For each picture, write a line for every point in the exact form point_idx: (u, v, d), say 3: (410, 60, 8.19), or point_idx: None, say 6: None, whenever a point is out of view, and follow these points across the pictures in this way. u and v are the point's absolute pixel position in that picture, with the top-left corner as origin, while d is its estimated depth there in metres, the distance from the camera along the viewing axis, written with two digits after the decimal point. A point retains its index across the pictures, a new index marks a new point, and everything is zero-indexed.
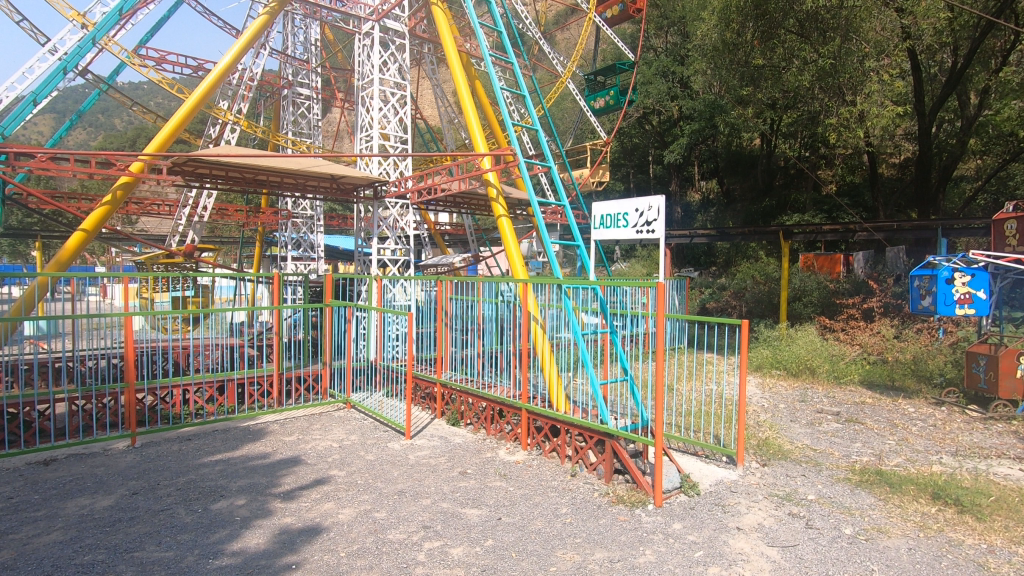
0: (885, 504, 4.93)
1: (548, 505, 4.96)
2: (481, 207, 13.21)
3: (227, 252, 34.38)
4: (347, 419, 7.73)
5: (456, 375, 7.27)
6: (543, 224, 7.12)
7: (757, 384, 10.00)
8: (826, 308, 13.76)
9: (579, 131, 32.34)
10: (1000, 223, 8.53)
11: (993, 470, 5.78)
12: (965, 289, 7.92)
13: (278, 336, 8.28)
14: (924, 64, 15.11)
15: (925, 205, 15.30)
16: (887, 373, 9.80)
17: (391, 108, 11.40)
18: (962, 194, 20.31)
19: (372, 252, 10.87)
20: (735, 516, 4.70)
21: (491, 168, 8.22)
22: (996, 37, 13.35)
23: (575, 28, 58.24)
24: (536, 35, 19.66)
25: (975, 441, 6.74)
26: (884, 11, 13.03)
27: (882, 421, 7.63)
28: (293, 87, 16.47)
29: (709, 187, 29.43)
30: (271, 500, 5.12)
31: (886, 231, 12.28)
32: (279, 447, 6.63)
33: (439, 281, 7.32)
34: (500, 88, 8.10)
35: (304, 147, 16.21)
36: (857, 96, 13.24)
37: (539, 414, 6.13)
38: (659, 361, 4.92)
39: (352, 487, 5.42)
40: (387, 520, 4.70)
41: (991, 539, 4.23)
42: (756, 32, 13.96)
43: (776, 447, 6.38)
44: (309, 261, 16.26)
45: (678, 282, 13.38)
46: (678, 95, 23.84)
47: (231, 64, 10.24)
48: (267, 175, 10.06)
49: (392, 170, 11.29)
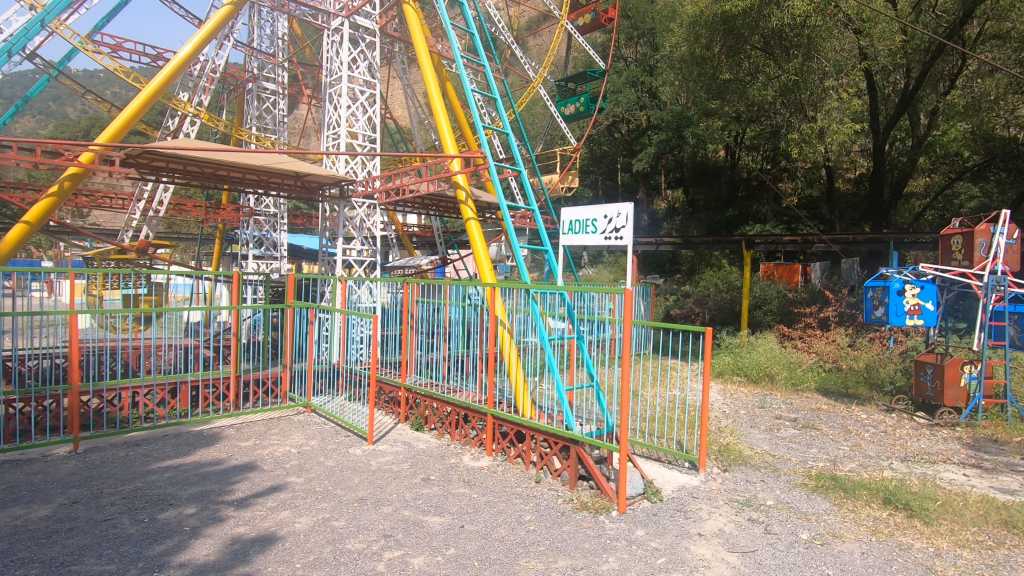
0: (839, 509, 5.06)
1: (513, 513, 4.90)
2: (450, 209, 13.14)
3: (183, 249, 33.40)
4: (307, 424, 7.51)
5: (421, 379, 7.12)
6: (512, 228, 6.86)
7: (719, 391, 10.17)
8: (785, 317, 14.14)
9: (549, 137, 32.56)
10: (947, 239, 8.79)
11: (940, 475, 6.01)
12: (914, 301, 8.18)
13: (237, 337, 7.91)
14: (879, 85, 15.90)
15: (878, 220, 15.78)
16: (842, 382, 10.11)
17: (360, 106, 11.22)
18: (912, 210, 21.30)
19: (336, 252, 10.65)
20: (697, 522, 4.75)
21: (460, 171, 8.05)
22: (943, 63, 14.01)
23: (546, 35, 59.44)
24: (509, 39, 19.25)
25: (923, 447, 7.00)
26: (844, 32, 13.55)
27: (837, 428, 7.86)
28: (258, 82, 16.04)
29: (675, 196, 30.05)
30: (223, 508, 4.91)
31: (842, 244, 12.79)
32: (233, 452, 6.38)
33: (406, 283, 7.15)
34: (469, 90, 7.83)
35: (268, 143, 15.81)
36: (818, 112, 13.60)
37: (503, 419, 6.07)
38: (625, 367, 4.89)
39: (310, 495, 5.24)
40: (346, 529, 4.56)
41: (938, 543, 4.38)
42: (724, 47, 14.22)
43: (736, 453, 6.50)
44: (271, 261, 15.98)
45: (642, 289, 13.42)
46: (646, 104, 24.35)
47: (192, 55, 9.84)
48: (228, 171, 9.71)
49: (359, 169, 11.13)
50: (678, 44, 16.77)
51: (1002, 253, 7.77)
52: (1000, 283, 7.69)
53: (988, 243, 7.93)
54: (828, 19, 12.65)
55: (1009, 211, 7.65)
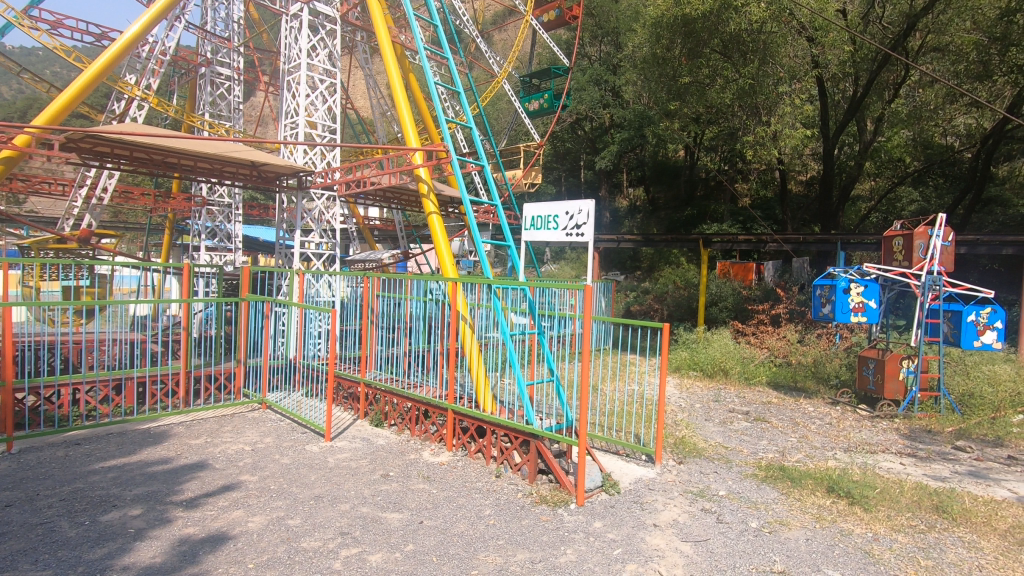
0: (787, 498, 5.26)
1: (472, 508, 4.90)
2: (412, 203, 13.02)
3: (130, 239, 31.95)
4: (261, 420, 7.31)
5: (381, 374, 7.01)
6: (474, 223, 6.77)
7: (676, 385, 10.45)
8: (739, 314, 14.62)
9: (513, 132, 32.57)
10: (889, 240, 9.16)
11: (880, 464, 6.34)
12: (859, 299, 8.57)
13: (187, 331, 7.59)
14: (830, 91, 16.51)
15: (827, 221, 16.44)
16: (791, 376, 10.54)
17: (319, 95, 10.92)
18: (858, 212, 22.29)
19: (294, 245, 10.37)
20: (652, 513, 4.86)
21: (422, 164, 7.95)
22: (890, 71, 14.70)
23: (511, 29, 59.50)
24: (474, 33, 19.09)
25: (864, 438, 7.38)
26: (798, 39, 14.04)
27: (786, 420, 8.19)
28: (212, 66, 15.46)
29: (636, 194, 30.57)
30: (171, 509, 4.73)
31: (793, 244, 13.28)
32: (182, 451, 6.15)
33: (366, 277, 7.00)
34: (432, 82, 7.70)
35: (222, 131, 15.22)
36: (772, 117, 14.23)
37: (464, 414, 6.05)
38: (585, 361, 4.95)
39: (264, 493, 5.10)
40: (301, 528, 4.46)
41: (876, 528, 4.63)
42: (684, 49, 14.43)
43: (691, 445, 6.68)
44: (225, 253, 15.49)
45: (604, 285, 13.60)
46: (609, 103, 24.66)
47: (140, 35, 9.37)
48: (178, 158, 9.31)
49: (319, 160, 10.89)
50: (642, 43, 16.85)
51: (938, 254, 8.22)
52: (936, 283, 8.21)
53: (925, 244, 8.37)
54: (783, 26, 13.06)
55: (946, 215, 8.04)
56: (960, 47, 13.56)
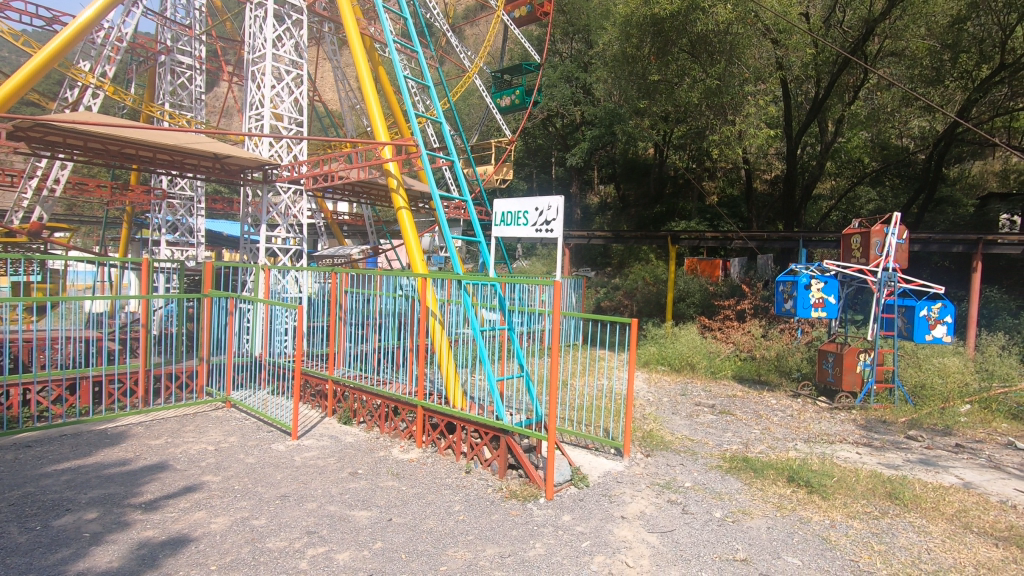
0: (750, 488, 5.42)
1: (442, 504, 4.90)
2: (381, 198, 12.86)
3: (85, 233, 30.71)
4: (225, 419, 7.14)
5: (350, 371, 6.92)
6: (444, 218, 6.70)
7: (645, 379, 10.63)
8: (706, 309, 14.94)
9: (484, 128, 32.49)
10: (847, 237, 9.45)
11: (837, 454, 6.58)
12: (819, 295, 8.85)
13: (146, 328, 7.32)
14: (794, 92, 16.95)
15: (790, 219, 16.91)
16: (755, 369, 10.83)
17: (285, 87, 10.70)
18: (820, 210, 22.99)
19: (260, 240, 10.15)
20: (620, 505, 4.94)
21: (391, 159, 7.86)
22: (849, 74, 15.35)
23: (482, 24, 59.38)
24: (445, 27, 18.94)
25: (824, 429, 7.65)
26: (762, 41, 14.39)
27: (750, 413, 8.42)
28: (172, 54, 14.96)
29: (606, 191, 30.87)
30: (129, 512, 4.58)
31: (757, 241, 13.60)
32: (142, 451, 5.96)
33: (334, 273, 6.89)
34: (402, 76, 7.58)
35: (183, 122, 14.75)
36: (738, 116, 14.37)
37: (434, 411, 6.03)
38: (554, 357, 4.98)
39: (228, 493, 4.99)
40: (266, 528, 4.38)
41: (833, 515, 4.80)
42: (653, 48, 14.56)
43: (659, 439, 6.80)
44: (186, 247, 15.06)
45: (574, 281, 13.71)
46: (580, 100, 24.86)
47: (93, 21, 8.98)
48: (135, 149, 8.97)
49: (285, 153, 10.65)
50: (611, 41, 16.99)
51: (894, 252, 8.54)
52: (891, 279, 8.55)
53: (882, 242, 8.65)
54: (748, 27, 13.23)
55: (900, 214, 8.30)
56: (915, 53, 14.02)
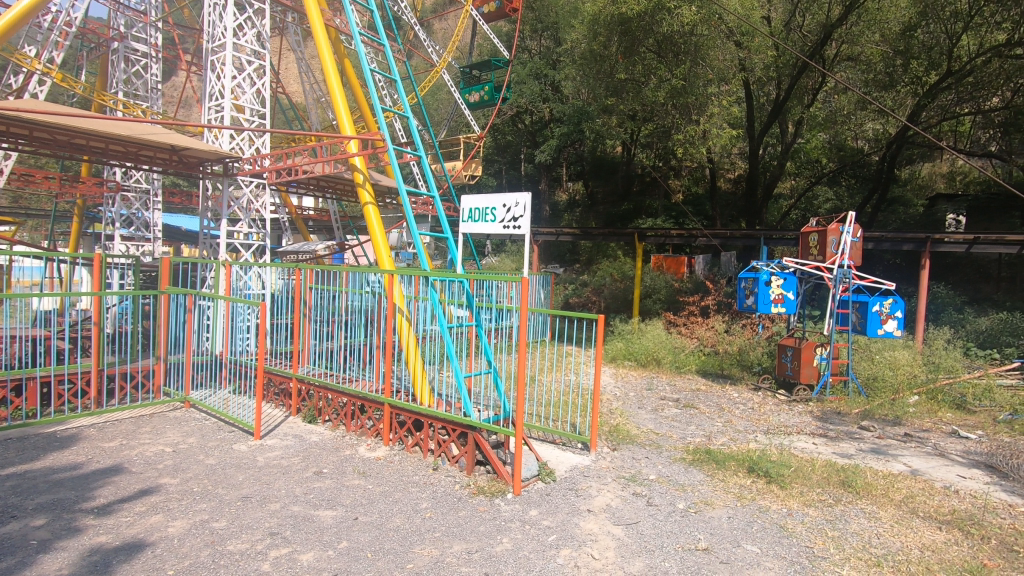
0: (712, 479, 5.56)
1: (408, 502, 4.87)
2: (347, 193, 12.64)
3: (32, 227, 29.29)
4: (184, 420, 6.92)
5: (315, 369, 6.79)
6: (411, 214, 6.61)
7: (612, 374, 10.78)
8: (671, 305, 15.24)
9: (453, 124, 32.28)
10: (806, 235, 9.77)
11: (795, 445, 6.82)
12: (779, 291, 9.12)
13: (98, 327, 7.02)
14: (756, 94, 17.40)
15: (751, 217, 17.35)
16: (718, 364, 11.12)
17: (246, 77, 10.40)
18: (780, 209, 23.70)
19: (220, 235, 9.87)
20: (586, 499, 5.01)
21: (357, 153, 7.72)
22: (809, 78, 15.64)
23: (450, 19, 58.91)
24: (413, 20, 18.69)
25: (782, 420, 7.91)
26: (726, 43, 14.71)
27: (713, 406, 8.64)
28: (126, 41, 14.34)
29: (575, 188, 31.11)
30: (80, 517, 4.40)
31: (721, 238, 13.92)
32: (94, 455, 5.72)
33: (299, 269, 6.75)
34: (368, 69, 7.44)
35: (138, 112, 14.18)
36: (701, 116, 14.65)
37: (401, 408, 5.98)
38: (522, 353, 4.99)
39: (186, 496, 4.84)
40: (227, 530, 4.27)
41: (790, 504, 4.97)
42: (620, 47, 14.71)
43: (624, 433, 6.92)
44: (142, 242, 14.51)
45: (542, 277, 13.77)
46: (549, 97, 24.95)
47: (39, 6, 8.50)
48: (85, 139, 8.56)
49: (246, 146, 10.36)
50: (580, 40, 17.14)
51: (848, 250, 8.89)
52: (846, 276, 8.90)
53: (838, 240, 9.00)
54: (712, 29, 13.48)
55: (854, 214, 8.61)
56: (869, 58, 14.83)
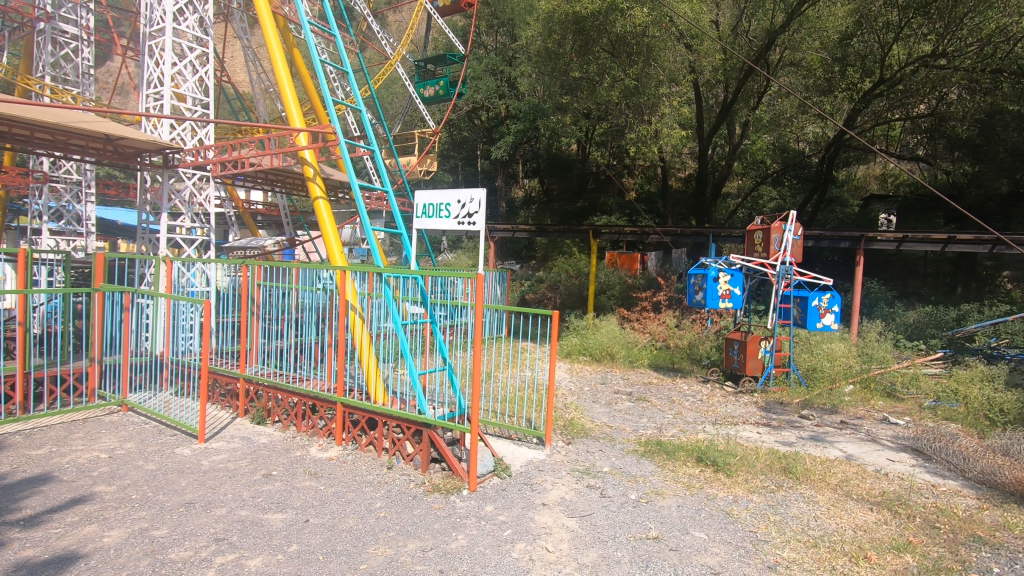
0: (662, 469, 5.72)
1: (362, 501, 4.79)
2: (298, 187, 12.27)
3: None
4: (121, 424, 6.56)
5: (263, 369, 6.57)
6: (364, 210, 6.46)
7: (567, 369, 10.92)
8: (625, 301, 15.55)
9: (408, 118, 31.82)
10: (751, 233, 10.16)
11: (740, 434, 7.10)
12: (726, 287, 9.45)
13: (24, 327, 6.55)
14: (706, 96, 17.93)
15: (700, 215, 17.90)
16: (669, 357, 11.43)
17: (188, 65, 9.93)
18: (728, 208, 24.55)
19: (160, 230, 9.40)
20: (541, 493, 5.06)
21: (307, 147, 7.49)
22: (754, 81, 16.29)
23: (405, 11, 57.99)
24: (366, 11, 18.29)
25: (729, 411, 8.22)
26: (677, 46, 15.14)
27: (664, 399, 8.88)
28: (54, 21, 13.41)
29: (531, 185, 31.28)
30: (3, 530, 4.11)
31: (672, 236, 14.29)
32: (20, 464, 5.35)
33: (246, 265, 6.51)
34: (319, 60, 7.21)
35: (68, 98, 13.31)
36: (653, 116, 15.09)
37: (355, 407, 5.87)
38: (477, 349, 4.98)
39: (123, 504, 4.60)
40: (168, 538, 4.09)
41: (736, 491, 5.18)
42: (574, 45, 14.90)
43: (579, 427, 7.02)
44: (74, 237, 13.65)
45: (499, 274, 13.78)
46: (505, 94, 24.94)
47: None
48: (8, 126, 7.97)
49: (188, 137, 9.90)
50: (535, 37, 17.23)
51: (790, 247, 9.32)
52: (788, 272, 9.31)
53: (780, 238, 9.41)
54: (663, 31, 13.73)
55: (795, 213, 9.02)
56: (810, 64, 15.42)
